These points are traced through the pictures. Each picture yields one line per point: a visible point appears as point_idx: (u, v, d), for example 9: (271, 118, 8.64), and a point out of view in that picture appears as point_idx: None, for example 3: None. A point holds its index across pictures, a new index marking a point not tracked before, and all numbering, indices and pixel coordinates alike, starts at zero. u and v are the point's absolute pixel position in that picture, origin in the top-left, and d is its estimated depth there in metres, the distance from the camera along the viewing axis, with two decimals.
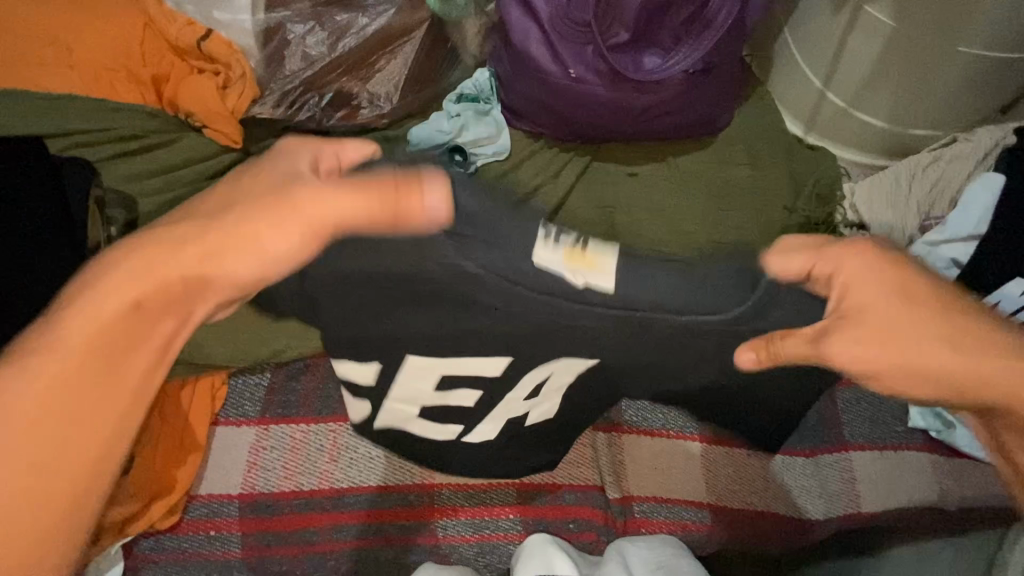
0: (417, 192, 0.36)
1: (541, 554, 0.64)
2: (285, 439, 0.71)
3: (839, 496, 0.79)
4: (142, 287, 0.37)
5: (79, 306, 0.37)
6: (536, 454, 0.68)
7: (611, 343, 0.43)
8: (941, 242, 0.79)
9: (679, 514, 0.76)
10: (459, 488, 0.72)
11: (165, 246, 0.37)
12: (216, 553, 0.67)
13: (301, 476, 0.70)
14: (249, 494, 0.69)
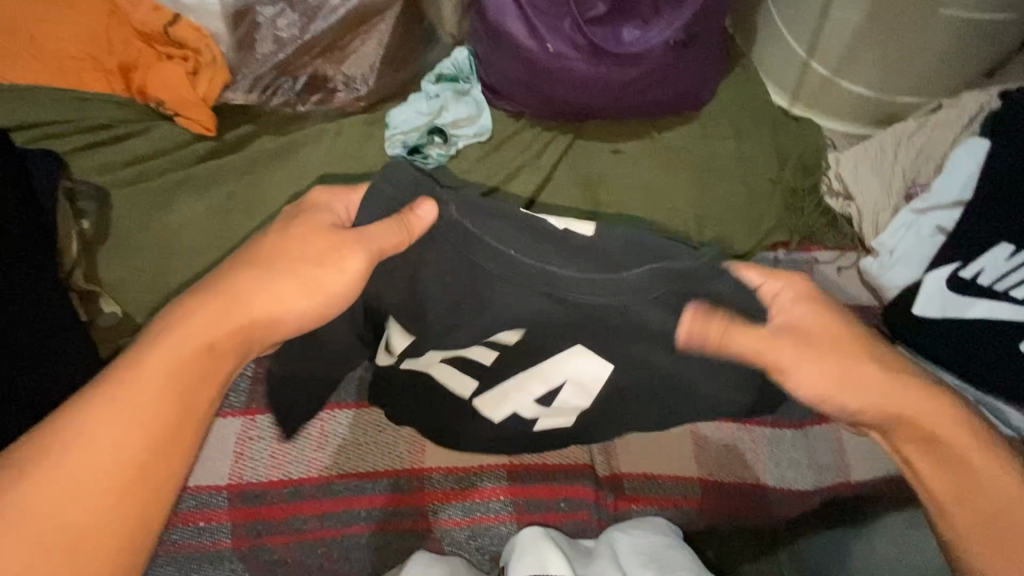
0: (411, 212, 0.46)
1: (535, 550, 0.62)
2: (272, 430, 0.71)
3: (828, 467, 0.80)
4: (216, 332, 0.46)
5: (159, 346, 0.44)
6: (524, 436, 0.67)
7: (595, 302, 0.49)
8: (927, 209, 0.78)
9: (669, 489, 0.77)
10: (449, 472, 0.72)
11: (229, 297, 0.46)
12: (209, 546, 0.67)
13: (289, 465, 0.70)
14: (237, 484, 0.69)
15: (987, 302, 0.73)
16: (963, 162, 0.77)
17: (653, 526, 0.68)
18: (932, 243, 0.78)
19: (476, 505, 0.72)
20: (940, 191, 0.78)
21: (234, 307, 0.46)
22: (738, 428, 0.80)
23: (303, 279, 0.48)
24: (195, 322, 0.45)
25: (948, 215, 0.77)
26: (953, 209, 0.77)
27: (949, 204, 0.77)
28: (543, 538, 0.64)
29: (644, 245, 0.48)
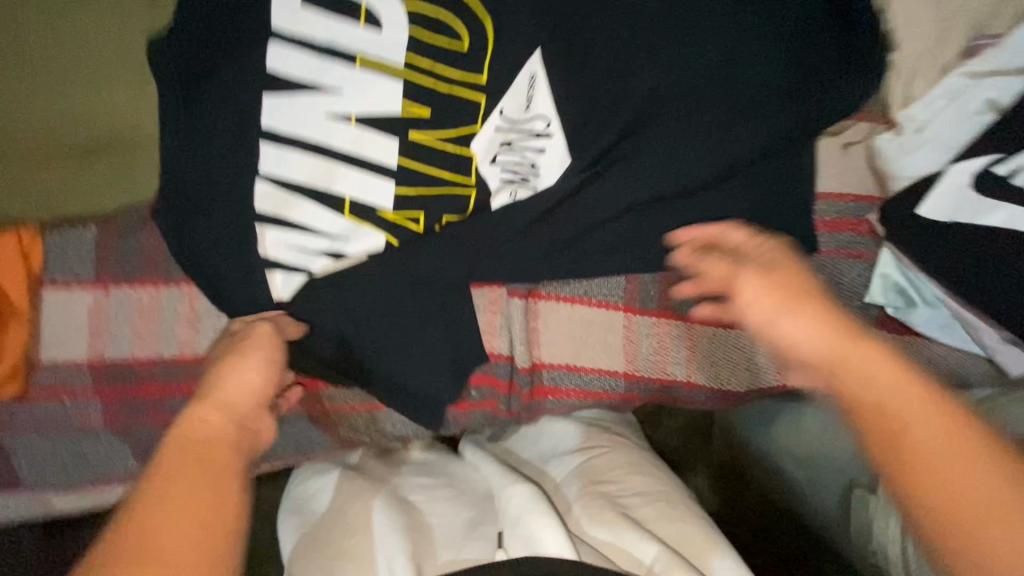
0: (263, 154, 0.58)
1: (525, 527, 0.57)
2: (133, 256, 0.59)
3: (767, 368, 0.72)
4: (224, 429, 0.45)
5: (185, 436, 0.44)
6: (542, 225, 0.64)
7: (374, 170, 0.60)
8: (493, 170, 0.62)
9: (591, 382, 0.71)
10: (131, 363, 0.61)
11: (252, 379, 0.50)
12: (136, 422, 0.62)
13: (157, 342, 0.61)
14: (99, 359, 0.60)
15: (1009, 209, 0.59)
16: (372, 224, 0.61)
17: (650, 470, 0.65)
18: (973, 123, 0.63)
19: (432, 362, 0.64)
20: (389, 34, 0.58)
21: (237, 414, 0.47)
22: (676, 324, 0.71)
23: (247, 366, 0.50)
24: (207, 451, 0.43)
25: (515, 185, 0.63)
26: (306, 228, 0.60)
27: (291, 212, 0.59)
28: (536, 500, 0.59)
29: (378, 130, 0.59)
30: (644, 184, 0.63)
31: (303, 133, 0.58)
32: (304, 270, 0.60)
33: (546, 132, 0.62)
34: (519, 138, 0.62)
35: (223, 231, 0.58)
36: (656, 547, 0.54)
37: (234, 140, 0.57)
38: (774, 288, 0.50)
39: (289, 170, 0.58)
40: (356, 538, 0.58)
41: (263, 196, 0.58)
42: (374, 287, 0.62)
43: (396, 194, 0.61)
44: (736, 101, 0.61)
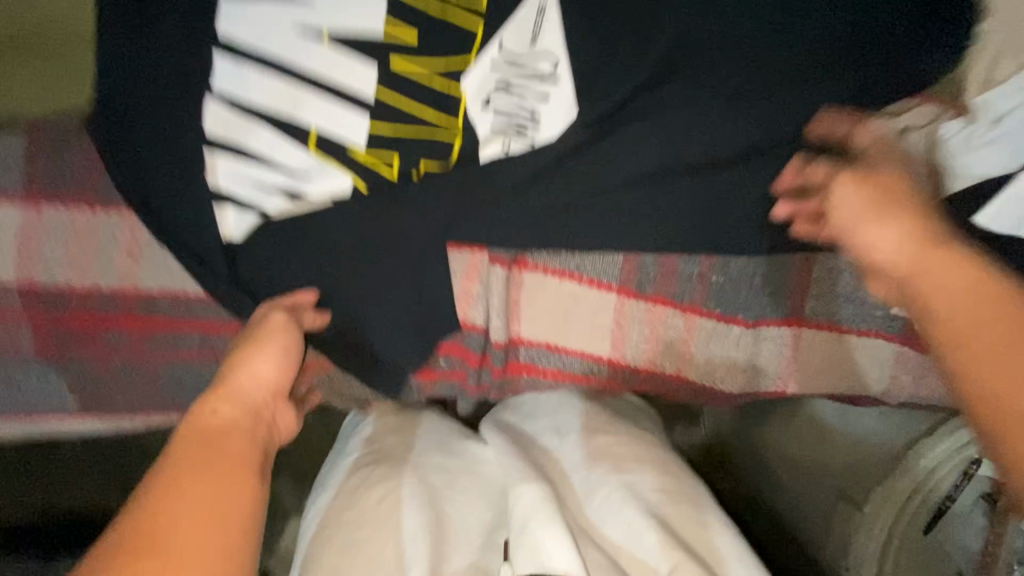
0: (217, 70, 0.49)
1: (526, 537, 0.52)
2: (68, 172, 0.53)
3: (766, 372, 0.65)
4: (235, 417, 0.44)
5: (197, 423, 0.42)
6: (535, 186, 0.54)
7: (344, 100, 0.51)
8: (484, 115, 0.53)
9: (571, 365, 0.65)
10: (64, 292, 0.55)
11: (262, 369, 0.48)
12: (71, 353, 0.57)
13: (94, 272, 0.55)
14: (28, 283, 0.54)
15: None
16: (341, 163, 0.52)
17: (671, 465, 0.60)
18: None
19: (397, 327, 0.58)
20: None
21: (250, 405, 0.45)
22: (674, 314, 0.63)
23: (260, 356, 0.48)
24: (223, 439, 0.41)
25: (508, 136, 0.53)
26: (263, 160, 0.51)
27: (248, 140, 0.51)
28: (545, 504, 0.53)
29: (352, 52, 0.50)
30: (662, 151, 0.53)
31: (266, 49, 0.49)
32: (258, 209, 0.53)
33: (552, 75, 0.52)
34: (518, 79, 0.52)
35: (169, 153, 0.51)
36: (677, 552, 0.51)
37: (184, 49, 0.49)
38: (872, 189, 0.46)
39: (243, 90, 0.50)
40: (369, 531, 0.55)
41: (216, 119, 0.50)
42: (335, 237, 0.54)
43: (371, 132, 0.52)
44: (782, 62, 0.51)
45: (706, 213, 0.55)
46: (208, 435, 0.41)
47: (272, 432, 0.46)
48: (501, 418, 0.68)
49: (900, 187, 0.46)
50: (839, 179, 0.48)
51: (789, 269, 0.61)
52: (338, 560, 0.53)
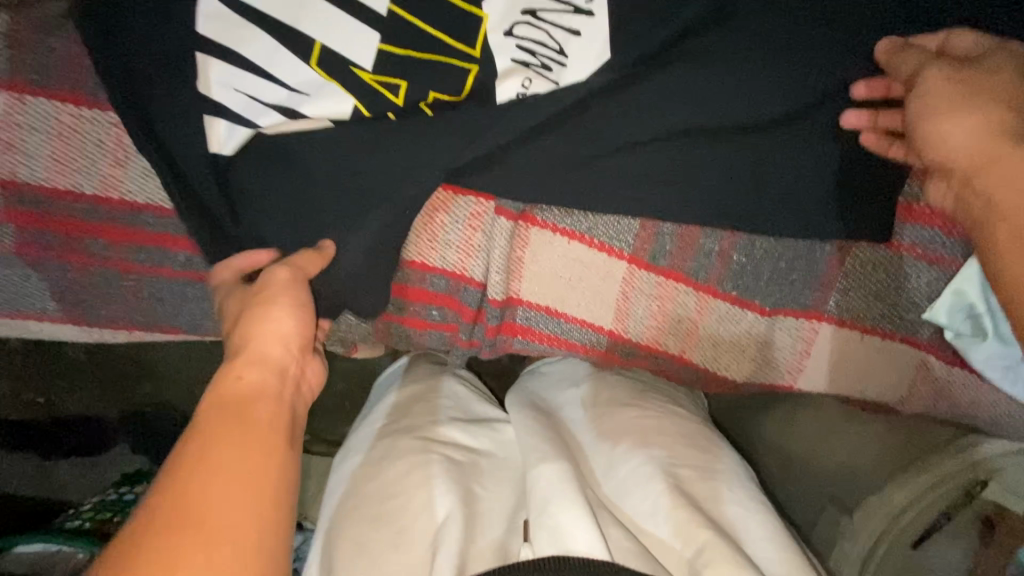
0: None
1: (548, 521, 0.46)
2: (51, 63, 0.49)
3: (777, 363, 0.61)
4: (263, 378, 0.41)
5: (225, 386, 0.39)
6: (553, 134, 0.49)
7: (348, 13, 0.46)
8: (506, 45, 0.47)
9: (569, 333, 0.62)
10: (46, 192, 0.53)
11: (283, 325, 0.44)
12: (53, 258, 0.55)
13: (76, 174, 0.52)
14: (10, 179, 0.52)
15: None
16: (343, 84, 0.47)
17: (701, 440, 0.55)
18: None
19: (388, 271, 0.54)
20: None
21: (276, 365, 0.42)
22: (685, 291, 0.59)
23: (278, 315, 0.44)
24: (252, 402, 0.39)
25: (530, 71, 0.48)
26: (257, 72, 0.47)
27: (243, 46, 0.46)
28: (566, 485, 0.48)
29: None
30: (697, 109, 0.48)
31: None
32: (247, 125, 0.48)
33: (586, 9, 0.46)
34: (546, 9, 0.47)
35: (159, 52, 0.47)
36: (702, 531, 0.45)
37: None
38: (965, 83, 0.42)
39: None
40: (400, 501, 0.49)
41: (209, 21, 0.46)
42: (325, 168, 0.50)
43: (380, 51, 0.47)
44: (843, 24, 0.46)
45: (736, 184, 0.50)
46: (235, 400, 0.38)
47: (300, 394, 0.44)
48: (525, 387, 0.66)
49: (996, 82, 0.42)
50: (923, 72, 0.44)
51: (819, 257, 0.56)
52: (364, 532, 0.48)
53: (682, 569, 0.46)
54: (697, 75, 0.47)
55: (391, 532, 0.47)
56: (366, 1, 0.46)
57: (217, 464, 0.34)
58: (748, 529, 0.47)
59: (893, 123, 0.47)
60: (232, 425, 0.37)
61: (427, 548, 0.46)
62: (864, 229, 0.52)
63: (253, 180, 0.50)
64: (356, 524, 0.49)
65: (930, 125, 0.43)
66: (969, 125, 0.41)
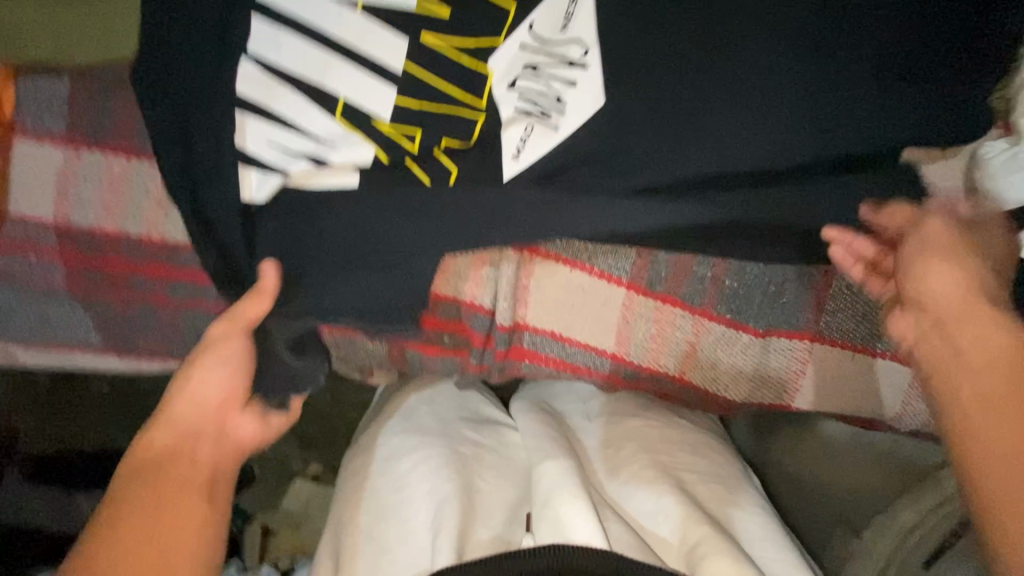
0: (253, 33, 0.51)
1: (550, 509, 0.51)
2: (106, 120, 0.55)
3: (773, 384, 0.64)
4: (176, 441, 0.49)
5: (139, 455, 0.48)
6: (553, 174, 0.53)
7: (371, 72, 0.51)
8: (509, 96, 0.53)
9: (575, 357, 0.65)
10: (96, 234, 0.58)
11: (202, 386, 0.51)
12: (98, 294, 0.60)
13: (124, 218, 0.58)
14: (65, 223, 0.58)
15: None
16: (365, 134, 0.53)
17: (704, 451, 0.62)
18: None
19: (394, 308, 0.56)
20: None
21: (191, 427, 0.50)
22: (682, 315, 0.62)
23: (197, 378, 0.52)
24: (165, 466, 0.47)
25: (532, 119, 0.53)
26: (289, 125, 0.52)
27: (278, 104, 0.52)
28: (570, 478, 0.53)
29: (382, 25, 0.51)
30: (684, 154, 0.51)
31: (302, 17, 0.50)
32: (278, 172, 0.54)
33: (581, 62, 0.51)
34: (546, 62, 0.52)
35: (202, 109, 0.52)
36: (701, 528, 0.50)
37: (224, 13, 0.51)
38: (955, 257, 0.47)
39: (276, 56, 0.51)
40: (406, 493, 0.56)
41: (248, 80, 0.51)
42: (342, 209, 0.53)
43: (397, 104, 0.52)
44: (828, 70, 0.49)
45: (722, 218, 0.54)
46: (149, 469, 0.47)
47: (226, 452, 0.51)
48: (534, 393, 0.71)
49: (980, 269, 0.46)
50: (927, 231, 0.49)
51: (806, 279, 0.60)
52: (376, 525, 0.54)
53: (680, 561, 0.50)
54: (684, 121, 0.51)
55: (401, 525, 0.53)
56: (387, 60, 0.51)
57: (122, 534, 0.43)
58: (747, 529, 0.54)
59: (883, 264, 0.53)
60: (141, 492, 0.45)
61: (428, 537, 0.51)
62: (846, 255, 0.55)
63: (279, 220, 0.54)
64: (369, 517, 0.55)
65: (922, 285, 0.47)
66: (955, 302, 0.45)
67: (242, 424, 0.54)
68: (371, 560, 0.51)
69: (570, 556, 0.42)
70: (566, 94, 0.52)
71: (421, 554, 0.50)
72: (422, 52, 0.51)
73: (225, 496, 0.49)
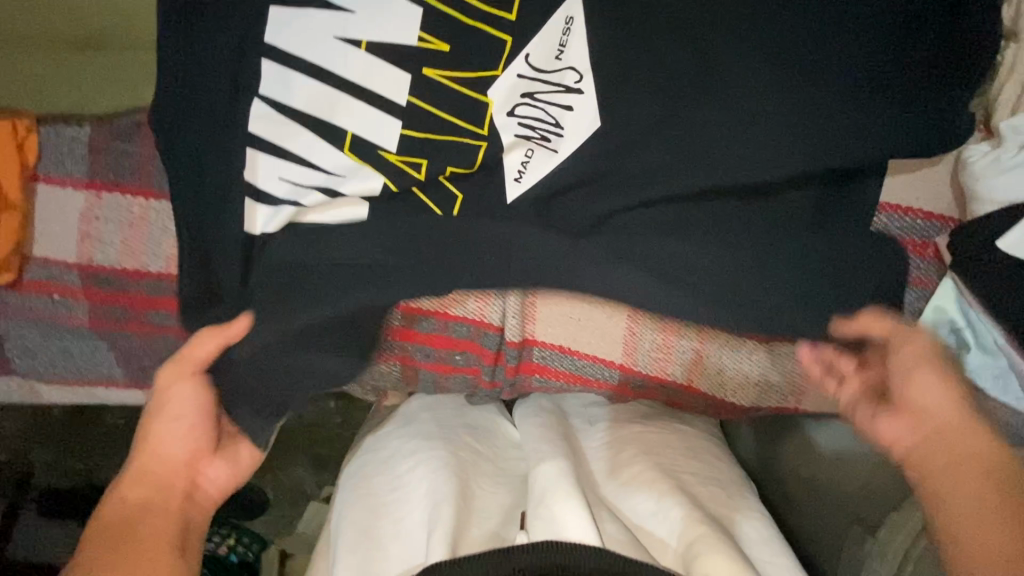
0: (262, 75, 0.53)
1: (546, 509, 0.52)
2: (125, 163, 0.58)
3: (780, 388, 0.66)
4: (143, 502, 0.48)
5: (103, 519, 0.47)
6: (555, 202, 0.57)
7: (377, 106, 0.54)
8: (509, 123, 0.55)
9: (585, 369, 0.67)
10: (117, 272, 0.60)
11: (167, 441, 0.51)
12: (120, 329, 0.63)
13: (144, 256, 0.60)
14: (87, 263, 0.60)
15: None
16: (372, 165, 0.55)
17: (703, 455, 0.64)
18: None
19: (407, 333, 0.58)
20: None
21: (159, 484, 0.49)
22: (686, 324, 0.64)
23: (161, 435, 0.51)
24: (132, 528, 0.46)
25: (531, 143, 0.55)
26: (301, 161, 0.55)
27: (288, 141, 0.54)
28: (566, 478, 0.54)
29: (386, 62, 0.53)
30: (680, 171, 0.54)
31: (309, 57, 0.53)
32: (289, 204, 0.56)
33: (576, 87, 0.53)
34: (544, 90, 0.54)
35: (217, 150, 0.55)
36: (699, 528, 0.51)
37: (234, 57, 0.53)
38: (936, 370, 0.51)
39: (286, 96, 0.53)
40: (401, 493, 0.58)
41: (259, 121, 0.54)
42: (357, 239, 0.56)
43: (403, 136, 0.55)
44: (812, 86, 0.51)
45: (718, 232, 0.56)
46: (112, 530, 0.46)
47: (195, 504, 0.50)
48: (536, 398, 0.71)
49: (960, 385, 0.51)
50: (904, 343, 0.52)
51: None
52: (369, 520, 0.57)
53: (673, 561, 0.52)
54: (679, 142, 0.53)
55: (398, 523, 0.56)
56: (391, 95, 0.54)
57: None
58: (747, 532, 0.56)
59: (868, 373, 0.55)
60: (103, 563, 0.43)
61: (424, 532, 0.54)
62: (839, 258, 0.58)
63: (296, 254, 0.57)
64: (363, 512, 0.58)
65: (911, 401, 0.51)
66: (945, 423, 0.49)
67: (214, 476, 0.53)
68: (364, 552, 0.54)
69: (584, 559, 0.42)
70: (563, 119, 0.54)
71: (416, 551, 0.53)
72: (426, 85, 0.53)
73: (195, 548, 0.48)
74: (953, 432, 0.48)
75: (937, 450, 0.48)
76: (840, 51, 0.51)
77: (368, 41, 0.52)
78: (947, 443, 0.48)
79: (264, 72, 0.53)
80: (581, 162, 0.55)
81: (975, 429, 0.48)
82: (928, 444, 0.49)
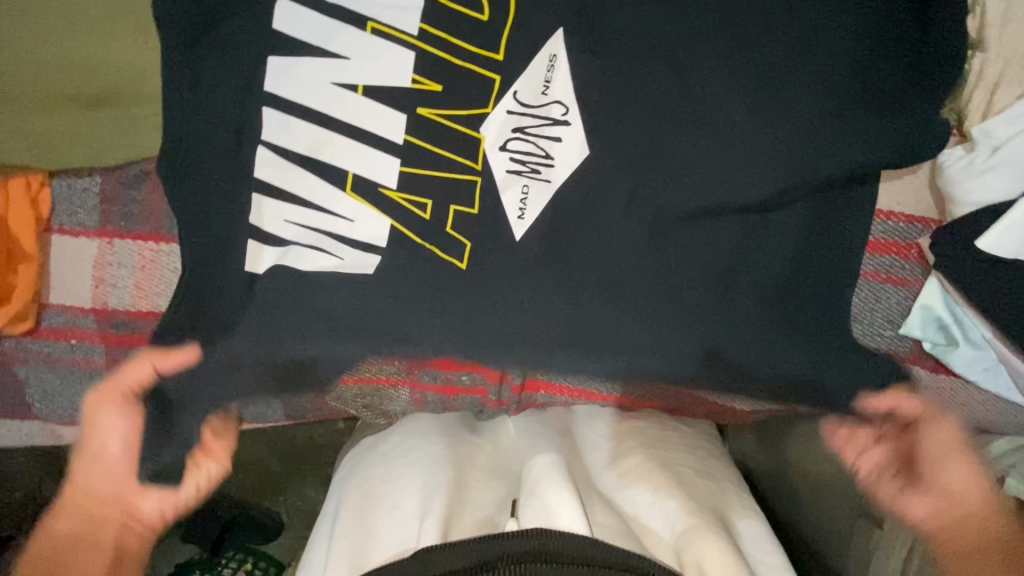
0: (265, 123, 0.55)
1: (537, 498, 0.52)
2: (136, 210, 0.60)
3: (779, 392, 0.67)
4: (85, 521, 0.57)
5: (49, 535, 0.57)
6: (552, 224, 0.58)
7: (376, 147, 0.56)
8: (502, 156, 0.57)
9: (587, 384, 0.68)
10: (132, 316, 0.63)
11: (102, 468, 0.60)
12: None
13: (157, 298, 0.62)
14: (102, 308, 0.62)
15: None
16: (373, 205, 0.57)
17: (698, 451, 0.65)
18: None
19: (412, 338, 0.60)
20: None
21: (100, 508, 0.58)
22: None
23: (101, 459, 0.60)
24: (72, 549, 0.55)
25: (525, 175, 0.57)
26: (306, 204, 0.57)
27: (293, 184, 0.57)
28: (557, 470, 0.54)
29: (383, 105, 0.55)
30: (668, 193, 0.57)
31: (308, 102, 0.55)
32: (297, 246, 0.58)
33: (563, 120, 0.56)
34: (533, 123, 0.56)
35: (224, 196, 0.57)
36: (691, 520, 0.52)
37: (237, 109, 0.55)
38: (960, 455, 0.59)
39: (288, 142, 0.56)
40: (396, 487, 0.59)
41: (264, 166, 0.56)
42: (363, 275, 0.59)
43: (402, 174, 0.57)
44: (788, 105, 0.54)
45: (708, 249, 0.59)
46: (53, 548, 0.55)
47: (132, 530, 0.59)
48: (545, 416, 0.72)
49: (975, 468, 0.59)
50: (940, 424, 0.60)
51: None
52: (366, 509, 0.57)
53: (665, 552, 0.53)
54: (665, 166, 0.56)
55: (393, 513, 0.56)
56: (389, 135, 0.56)
57: None
58: (739, 528, 0.57)
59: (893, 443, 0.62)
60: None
61: (417, 519, 0.54)
62: (824, 264, 0.60)
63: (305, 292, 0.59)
64: (360, 499, 0.59)
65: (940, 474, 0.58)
66: (966, 496, 0.57)
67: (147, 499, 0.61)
68: (357, 537, 0.54)
69: (559, 539, 0.43)
70: (554, 149, 0.57)
71: (406, 537, 0.53)
72: (421, 125, 0.56)
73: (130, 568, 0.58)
74: (971, 510, 0.57)
75: (964, 534, 0.56)
76: (811, 69, 0.53)
77: (364, 85, 0.55)
78: (966, 517, 0.56)
79: (267, 122, 0.55)
80: (573, 189, 0.57)
81: (994, 510, 0.57)
82: (946, 518, 0.57)
